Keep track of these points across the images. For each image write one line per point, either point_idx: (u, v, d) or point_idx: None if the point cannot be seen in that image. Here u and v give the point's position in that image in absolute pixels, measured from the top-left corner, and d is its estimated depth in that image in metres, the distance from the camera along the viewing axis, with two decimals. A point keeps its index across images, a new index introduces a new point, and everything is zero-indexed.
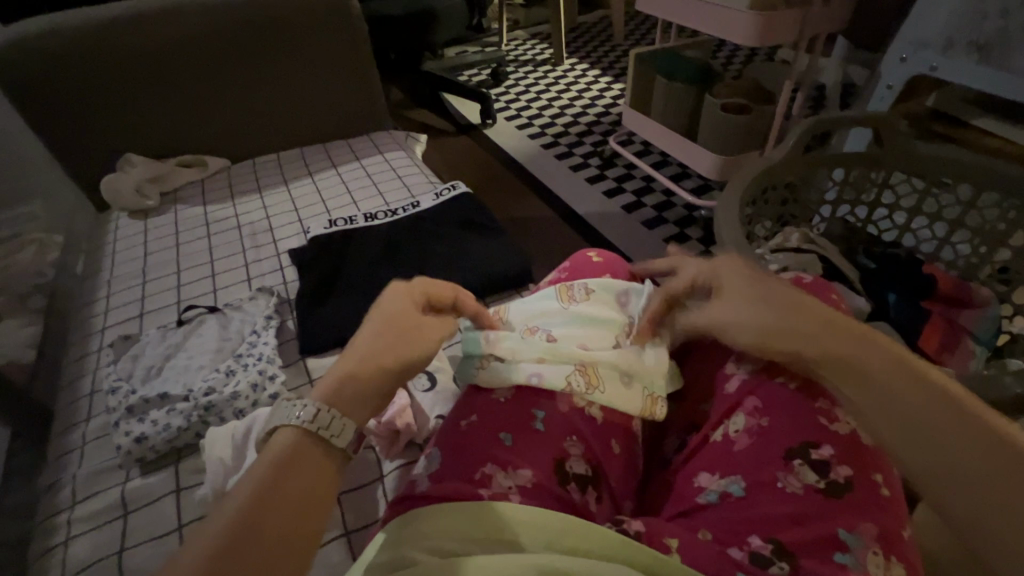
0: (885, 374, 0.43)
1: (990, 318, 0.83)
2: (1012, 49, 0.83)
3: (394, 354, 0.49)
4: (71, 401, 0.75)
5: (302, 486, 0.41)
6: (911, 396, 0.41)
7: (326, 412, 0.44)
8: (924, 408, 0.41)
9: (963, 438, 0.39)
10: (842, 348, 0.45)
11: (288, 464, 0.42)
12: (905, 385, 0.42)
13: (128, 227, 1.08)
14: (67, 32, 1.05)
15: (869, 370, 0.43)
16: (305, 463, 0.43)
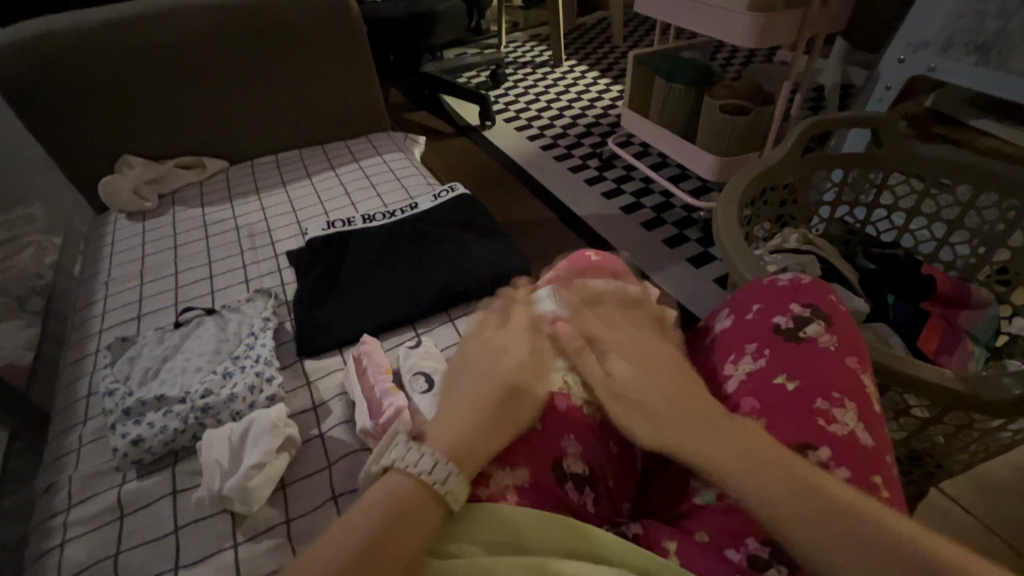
0: (726, 455, 0.43)
1: (990, 318, 0.83)
2: (1011, 50, 0.83)
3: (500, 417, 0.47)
4: (68, 403, 0.75)
5: (410, 540, 0.40)
6: (755, 473, 0.41)
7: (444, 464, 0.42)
8: (758, 471, 0.41)
9: (805, 508, 0.39)
10: (695, 422, 0.46)
11: (403, 513, 0.41)
12: (746, 458, 0.42)
13: (126, 228, 1.07)
14: (66, 34, 1.05)
15: (712, 448, 0.44)
16: (416, 515, 0.41)
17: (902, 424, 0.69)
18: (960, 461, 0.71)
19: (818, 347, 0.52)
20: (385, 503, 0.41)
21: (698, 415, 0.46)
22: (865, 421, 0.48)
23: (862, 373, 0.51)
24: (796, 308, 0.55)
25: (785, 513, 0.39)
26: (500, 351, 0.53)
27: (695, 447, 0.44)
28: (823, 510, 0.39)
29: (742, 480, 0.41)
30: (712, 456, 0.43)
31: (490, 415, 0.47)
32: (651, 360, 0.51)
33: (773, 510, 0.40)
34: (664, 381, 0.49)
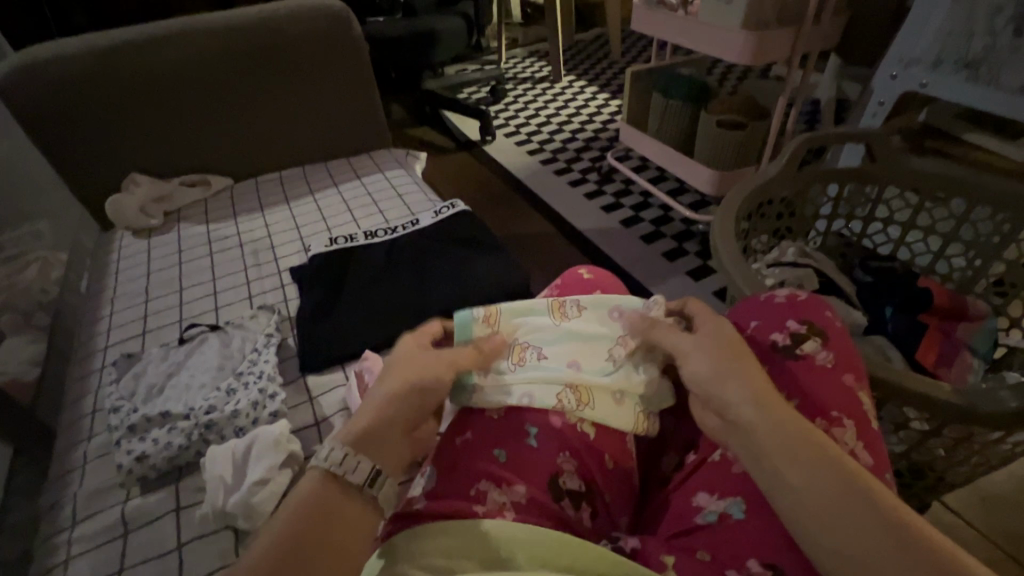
0: (775, 434, 0.41)
1: (987, 330, 0.83)
2: (1000, 66, 0.85)
3: (404, 410, 0.49)
4: (73, 419, 0.76)
5: (333, 534, 0.42)
6: (809, 469, 0.39)
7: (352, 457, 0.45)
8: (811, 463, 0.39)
9: (856, 517, 0.36)
10: (760, 407, 0.43)
11: (319, 510, 0.43)
12: (806, 453, 0.40)
13: (132, 245, 1.09)
14: (73, 56, 1.07)
15: (775, 435, 0.41)
16: (336, 511, 0.43)
17: (901, 437, 0.69)
18: (961, 474, 0.71)
19: (815, 365, 0.53)
20: (300, 506, 0.43)
21: (767, 401, 0.44)
22: (866, 440, 0.48)
23: (858, 390, 0.52)
24: (792, 324, 0.55)
25: (822, 502, 0.37)
26: (408, 351, 0.53)
27: (757, 430, 0.42)
28: (877, 522, 0.36)
29: (794, 472, 0.39)
30: (772, 444, 0.41)
31: (396, 412, 0.49)
32: (733, 346, 0.49)
33: (807, 481, 0.39)
34: (737, 364, 0.47)
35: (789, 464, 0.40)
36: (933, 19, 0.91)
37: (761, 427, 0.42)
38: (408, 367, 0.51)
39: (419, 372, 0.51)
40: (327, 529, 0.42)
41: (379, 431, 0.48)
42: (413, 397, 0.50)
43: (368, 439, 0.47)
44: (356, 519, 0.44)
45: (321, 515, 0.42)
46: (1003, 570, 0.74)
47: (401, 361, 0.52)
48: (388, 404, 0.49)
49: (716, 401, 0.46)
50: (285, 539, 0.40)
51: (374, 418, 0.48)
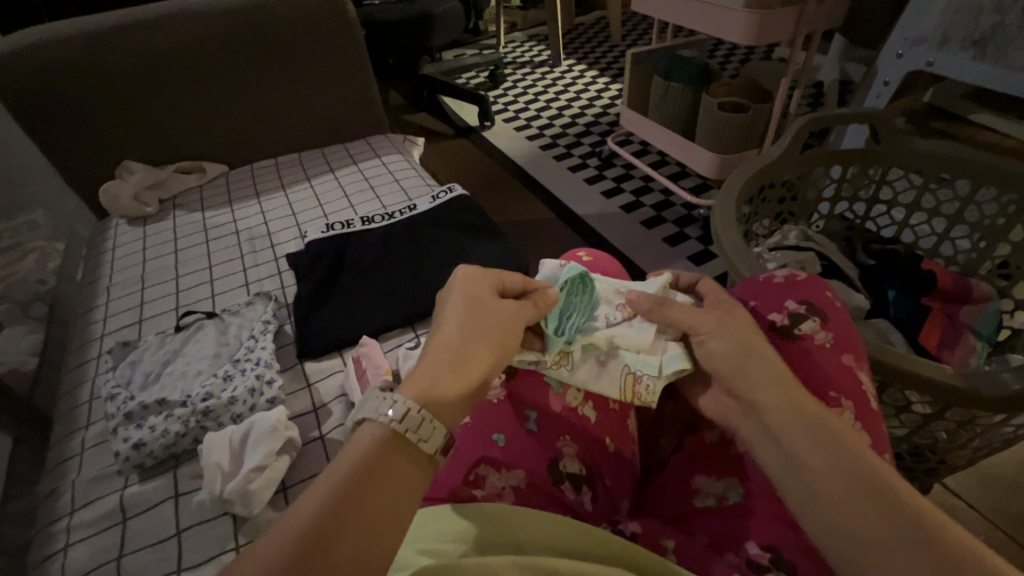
0: (776, 398, 0.42)
1: (991, 313, 0.82)
2: (1009, 44, 0.83)
3: (464, 370, 0.43)
4: (71, 407, 0.75)
5: (380, 500, 0.36)
6: (821, 452, 0.38)
7: (417, 411, 0.39)
8: (802, 424, 0.40)
9: (843, 483, 0.37)
10: (776, 392, 0.42)
11: (365, 468, 0.37)
12: (819, 439, 0.39)
13: (127, 233, 1.08)
14: (63, 40, 1.05)
15: (789, 419, 0.41)
16: (386, 474, 0.37)
17: (902, 420, 0.69)
18: (962, 457, 0.70)
19: (814, 344, 0.52)
20: (343, 464, 0.37)
21: (786, 384, 0.43)
22: (865, 421, 0.48)
23: (858, 370, 0.51)
24: (790, 305, 0.55)
25: (803, 457, 0.39)
26: (471, 290, 0.47)
27: (771, 414, 0.42)
28: (885, 509, 0.35)
29: (805, 456, 0.39)
30: (785, 429, 0.41)
31: (459, 367, 0.43)
32: (747, 328, 0.46)
33: (789, 438, 0.40)
34: (758, 346, 0.45)
35: (802, 448, 0.39)
36: None
37: (775, 411, 0.42)
38: (476, 323, 0.45)
39: (485, 333, 0.45)
40: (373, 485, 0.37)
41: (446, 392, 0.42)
42: (478, 359, 0.44)
43: (432, 397, 0.41)
44: (399, 472, 0.38)
45: (368, 478, 0.37)
46: (1002, 551, 0.75)
47: (465, 310, 0.46)
48: (451, 360, 0.43)
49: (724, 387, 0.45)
50: (330, 508, 0.35)
51: (435, 371, 0.43)
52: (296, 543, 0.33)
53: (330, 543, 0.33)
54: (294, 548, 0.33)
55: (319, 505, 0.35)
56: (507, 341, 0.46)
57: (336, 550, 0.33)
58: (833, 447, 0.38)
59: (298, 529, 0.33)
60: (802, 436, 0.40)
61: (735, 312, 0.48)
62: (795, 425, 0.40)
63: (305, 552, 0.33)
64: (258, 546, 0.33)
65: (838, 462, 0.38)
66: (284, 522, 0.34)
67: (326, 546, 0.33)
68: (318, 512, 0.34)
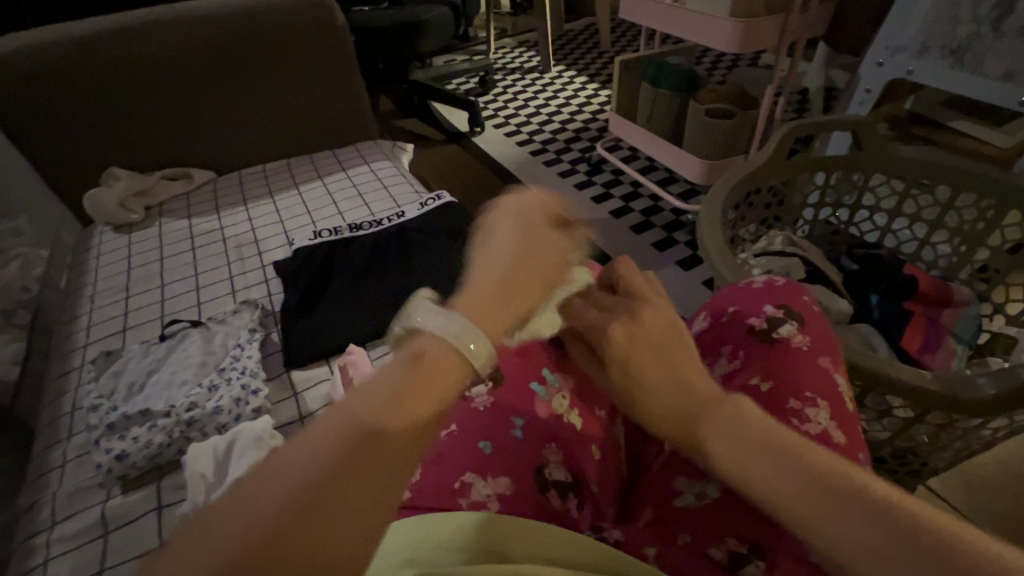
0: (718, 421, 0.39)
1: (970, 316, 0.84)
2: (985, 53, 0.85)
3: (513, 288, 0.40)
4: (53, 418, 0.74)
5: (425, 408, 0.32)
6: (783, 474, 0.34)
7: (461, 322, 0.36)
8: (750, 443, 0.36)
9: (812, 495, 0.33)
10: (713, 413, 0.39)
11: (412, 373, 0.34)
12: (776, 464, 0.35)
13: (112, 240, 1.07)
14: (47, 46, 1.04)
15: (741, 454, 0.36)
16: (434, 373, 0.34)
17: (885, 424, 0.70)
18: (943, 460, 0.71)
19: (791, 347, 0.53)
20: (398, 362, 0.34)
21: (722, 411, 0.39)
22: (841, 420, 0.49)
23: (834, 372, 0.52)
24: (769, 309, 0.56)
25: (765, 481, 0.35)
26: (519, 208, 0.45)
27: (720, 459, 0.37)
28: (851, 503, 0.31)
29: (766, 488, 0.34)
30: (739, 466, 0.36)
31: (514, 280, 0.41)
32: (655, 350, 0.43)
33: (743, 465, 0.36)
34: (671, 370, 0.42)
35: (747, 467, 0.36)
36: (918, 5, 0.91)
37: (714, 442, 0.38)
38: (521, 241, 0.43)
39: (529, 253, 0.43)
40: (418, 392, 0.33)
41: (495, 305, 0.39)
42: (525, 281, 0.41)
43: (483, 307, 0.39)
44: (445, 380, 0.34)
45: (413, 384, 0.33)
46: None
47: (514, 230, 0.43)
48: (500, 274, 0.41)
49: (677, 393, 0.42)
50: (374, 413, 0.31)
51: (487, 280, 0.41)
52: (341, 442, 0.29)
53: (375, 447, 0.30)
54: (334, 452, 0.29)
55: (365, 406, 0.31)
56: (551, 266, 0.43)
57: (377, 457, 0.30)
58: (788, 459, 0.35)
59: (341, 429, 0.30)
60: (754, 457, 0.36)
61: (649, 333, 0.44)
62: (743, 447, 0.37)
63: (350, 450, 0.29)
64: (297, 446, 0.29)
65: (800, 475, 0.34)
66: (324, 423, 0.30)
67: (369, 456, 0.30)
68: (362, 412, 0.31)
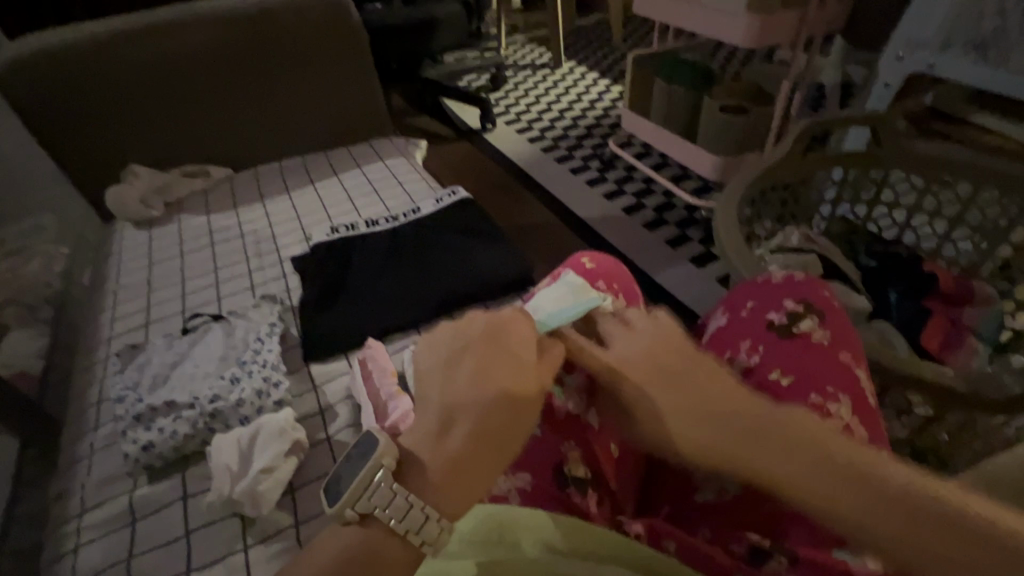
0: (752, 430, 0.35)
1: (994, 314, 0.82)
2: (1009, 47, 0.84)
3: (463, 420, 0.39)
4: (79, 410, 0.76)
5: None
6: (858, 493, 0.32)
7: (401, 496, 0.35)
8: (788, 453, 0.34)
9: (868, 497, 0.31)
10: (737, 423, 0.36)
11: (350, 558, 0.33)
12: (848, 481, 0.32)
13: (134, 236, 1.09)
14: (72, 45, 1.07)
15: (812, 475, 0.33)
16: (376, 555, 0.34)
17: (904, 422, 0.69)
18: (965, 459, 0.70)
19: (812, 342, 0.53)
20: (337, 546, 0.34)
21: (772, 428, 0.35)
22: (861, 415, 0.49)
23: (855, 368, 0.52)
24: (788, 304, 0.56)
25: (817, 491, 0.32)
26: (463, 336, 0.43)
27: (789, 485, 0.33)
28: (907, 503, 0.31)
29: (850, 514, 0.32)
30: (809, 489, 0.32)
31: (460, 417, 0.39)
32: (659, 366, 0.40)
33: (788, 476, 0.33)
34: (689, 382, 0.39)
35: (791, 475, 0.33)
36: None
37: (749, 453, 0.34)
38: (493, 367, 0.41)
39: (464, 386, 0.40)
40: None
41: (455, 448, 0.38)
42: (468, 411, 0.39)
43: (439, 449, 0.39)
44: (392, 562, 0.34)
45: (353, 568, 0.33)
46: None
47: (443, 371, 0.42)
48: (443, 411, 0.40)
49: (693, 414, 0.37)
50: None
51: (432, 427, 0.40)
52: None
53: None
54: None
55: None
56: (495, 384, 0.40)
57: None
58: (836, 466, 0.33)
59: None
60: (799, 466, 0.33)
61: (653, 353, 0.41)
62: (780, 452, 0.34)
63: None
64: None
65: (852, 477, 0.32)
66: None
67: None
68: None
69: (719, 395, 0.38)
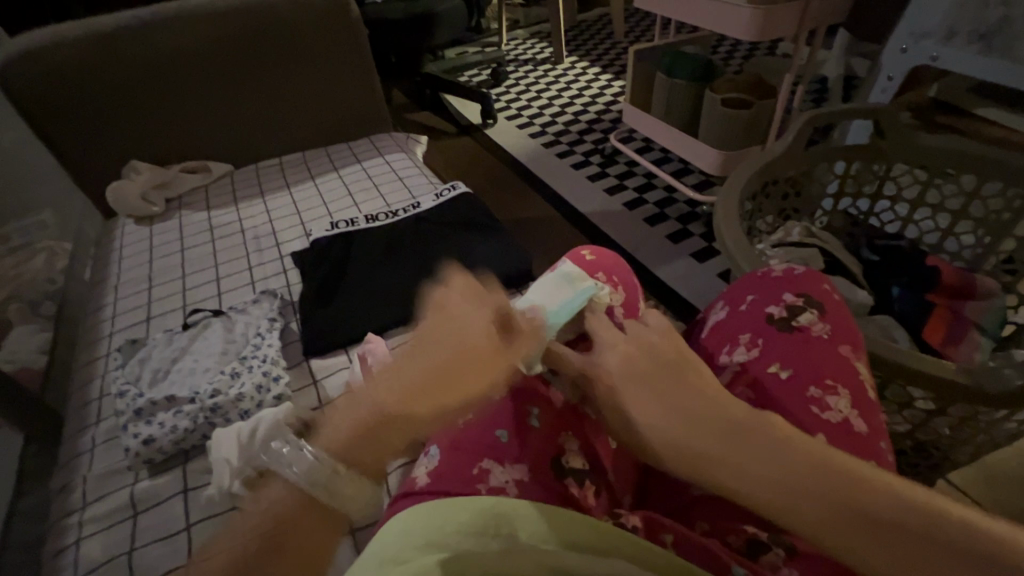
0: (724, 430, 0.39)
1: (997, 309, 0.82)
2: (1014, 38, 0.83)
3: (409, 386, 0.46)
4: (81, 404, 0.76)
5: (296, 546, 0.37)
6: (816, 487, 0.34)
7: (325, 464, 0.41)
8: (755, 449, 0.37)
9: (825, 491, 0.34)
10: (712, 423, 0.39)
11: (282, 515, 0.39)
12: (807, 474, 0.35)
13: (134, 232, 1.09)
14: (71, 41, 1.06)
15: (773, 469, 0.35)
16: (303, 514, 0.39)
17: (905, 416, 0.69)
18: (966, 454, 0.70)
19: (812, 335, 0.53)
20: (275, 506, 0.39)
21: (733, 436, 0.38)
22: (861, 408, 0.49)
23: (855, 360, 0.52)
24: (788, 297, 0.55)
25: (778, 481, 0.35)
26: (427, 333, 0.52)
27: (755, 478, 0.35)
28: (861, 499, 0.33)
29: (810, 508, 0.33)
30: (771, 480, 0.35)
31: (408, 381, 0.46)
32: (645, 373, 0.44)
33: (754, 470, 0.36)
34: (670, 389, 0.42)
35: (756, 470, 0.36)
36: None
37: (720, 448, 0.37)
38: (443, 351, 0.49)
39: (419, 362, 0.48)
40: (286, 537, 0.37)
41: (392, 408, 0.44)
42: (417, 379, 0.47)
43: (387, 405, 0.44)
44: (318, 520, 0.39)
45: (286, 522, 0.38)
46: None
47: (409, 352, 0.50)
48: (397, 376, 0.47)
49: (671, 416, 0.41)
50: (249, 546, 0.36)
51: (396, 386, 0.45)
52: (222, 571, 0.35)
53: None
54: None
55: (242, 541, 0.37)
56: (445, 362, 0.48)
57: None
58: (797, 464, 0.35)
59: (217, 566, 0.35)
60: (764, 459, 0.36)
61: (627, 366, 0.45)
62: (747, 446, 0.37)
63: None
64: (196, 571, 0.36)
65: (811, 473, 0.35)
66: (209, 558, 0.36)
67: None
68: (237, 549, 0.36)
69: (697, 402, 0.41)
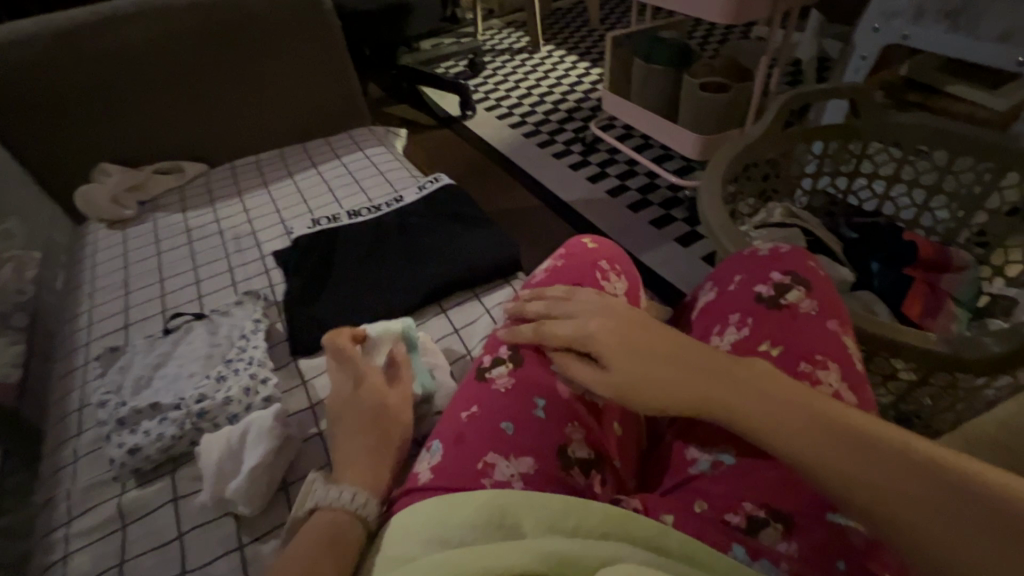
0: (746, 393, 0.42)
1: (970, 281, 0.85)
2: (980, 16, 0.84)
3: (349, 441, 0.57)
4: (61, 416, 0.74)
5: (336, 555, 0.47)
6: (837, 444, 0.36)
7: (344, 491, 0.52)
8: (780, 411, 0.40)
9: (848, 449, 0.36)
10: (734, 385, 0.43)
11: (324, 533, 0.49)
12: (829, 434, 0.37)
13: (107, 236, 1.06)
14: (30, 40, 1.02)
15: (794, 425, 0.39)
16: (339, 532, 0.49)
17: (889, 388, 0.70)
18: (947, 422, 0.72)
19: (800, 312, 0.54)
20: (311, 530, 0.49)
21: (757, 396, 0.42)
22: (850, 382, 0.49)
23: (844, 335, 0.53)
24: (776, 276, 0.56)
25: (800, 440, 0.38)
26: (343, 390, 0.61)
27: (777, 433, 0.39)
28: (884, 455, 0.35)
29: (833, 460, 0.36)
30: (794, 437, 0.38)
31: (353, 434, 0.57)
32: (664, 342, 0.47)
33: (775, 429, 0.39)
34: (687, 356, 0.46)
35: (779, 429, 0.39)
36: None
37: (747, 408, 0.41)
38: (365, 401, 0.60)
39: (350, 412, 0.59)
40: (333, 551, 0.47)
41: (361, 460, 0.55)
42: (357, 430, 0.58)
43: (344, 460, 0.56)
44: (349, 535, 0.49)
45: (328, 540, 0.48)
46: None
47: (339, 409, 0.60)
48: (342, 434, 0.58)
49: (688, 375, 0.44)
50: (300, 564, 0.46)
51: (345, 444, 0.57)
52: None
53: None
54: None
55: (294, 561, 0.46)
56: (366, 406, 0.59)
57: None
58: (821, 425, 0.38)
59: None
60: (789, 417, 0.39)
61: (626, 332, 0.48)
62: (772, 407, 0.40)
63: None
64: None
65: (837, 434, 0.37)
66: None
67: None
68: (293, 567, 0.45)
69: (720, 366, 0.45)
